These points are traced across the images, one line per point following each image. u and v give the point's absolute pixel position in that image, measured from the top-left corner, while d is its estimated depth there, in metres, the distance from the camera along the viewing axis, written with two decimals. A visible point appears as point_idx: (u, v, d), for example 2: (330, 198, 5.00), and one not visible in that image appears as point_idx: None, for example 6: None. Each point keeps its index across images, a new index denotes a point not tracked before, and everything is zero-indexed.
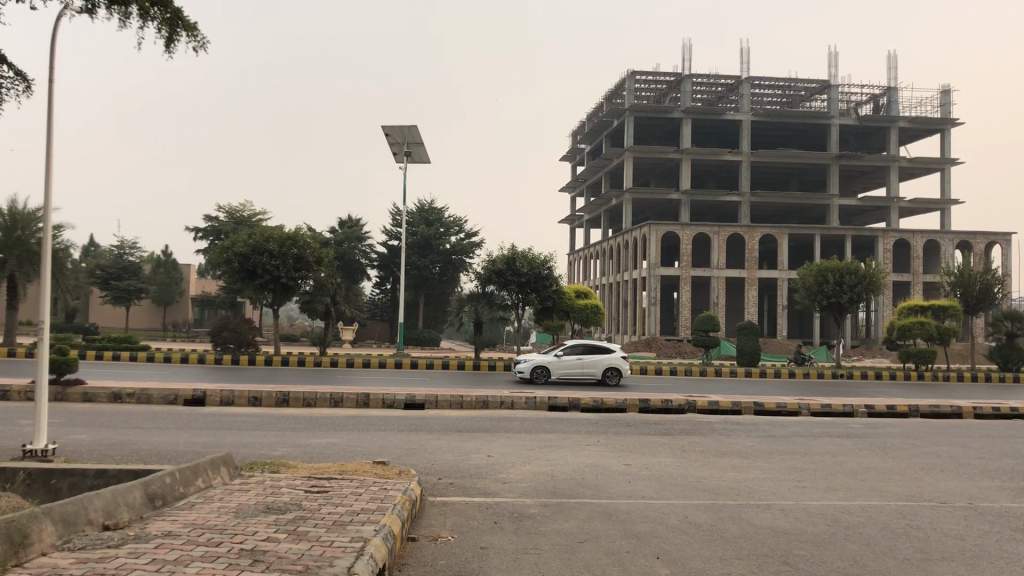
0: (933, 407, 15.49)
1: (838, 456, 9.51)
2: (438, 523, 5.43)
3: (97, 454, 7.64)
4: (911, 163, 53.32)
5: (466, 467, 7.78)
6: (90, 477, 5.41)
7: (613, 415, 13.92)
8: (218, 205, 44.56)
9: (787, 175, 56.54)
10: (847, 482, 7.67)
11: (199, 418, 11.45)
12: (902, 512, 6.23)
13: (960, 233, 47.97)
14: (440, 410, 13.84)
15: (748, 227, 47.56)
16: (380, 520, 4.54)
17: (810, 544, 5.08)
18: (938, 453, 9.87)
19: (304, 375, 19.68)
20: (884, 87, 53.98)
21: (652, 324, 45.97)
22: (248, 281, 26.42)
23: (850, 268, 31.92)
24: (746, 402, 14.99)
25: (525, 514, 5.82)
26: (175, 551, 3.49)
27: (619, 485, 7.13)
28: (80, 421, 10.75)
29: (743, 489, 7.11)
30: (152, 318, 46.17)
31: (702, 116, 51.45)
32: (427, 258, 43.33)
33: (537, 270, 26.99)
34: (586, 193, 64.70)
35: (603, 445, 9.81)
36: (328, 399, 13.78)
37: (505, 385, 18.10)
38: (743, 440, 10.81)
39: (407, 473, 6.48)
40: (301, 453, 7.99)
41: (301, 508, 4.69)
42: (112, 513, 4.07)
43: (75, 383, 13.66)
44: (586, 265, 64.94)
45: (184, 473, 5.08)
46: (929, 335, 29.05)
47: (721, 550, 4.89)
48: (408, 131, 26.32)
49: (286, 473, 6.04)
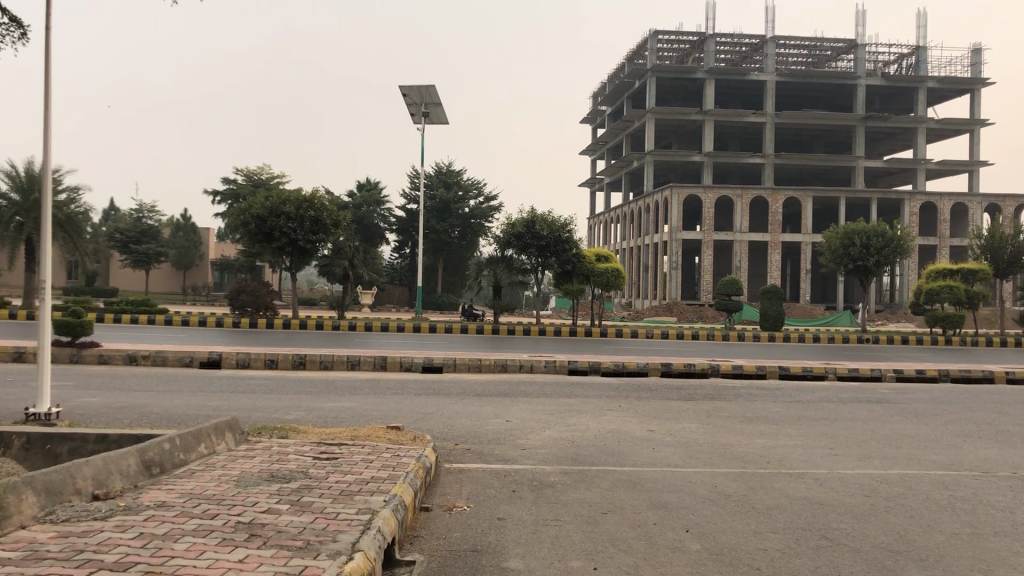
0: (964, 371, 15.05)
1: (869, 421, 9.18)
2: (453, 491, 5.17)
3: (107, 417, 7.44)
4: (940, 124, 52.19)
5: (485, 433, 7.51)
6: (91, 442, 5.18)
7: (634, 378, 13.65)
8: (236, 168, 44.23)
9: (812, 136, 55.55)
10: (883, 450, 7.33)
11: (215, 381, 11.31)
12: (945, 482, 5.89)
13: (989, 196, 47.04)
14: (458, 373, 13.62)
15: (772, 190, 46.76)
16: (391, 490, 4.25)
17: (849, 517, 4.75)
18: (975, 420, 9.50)
19: (321, 338, 19.49)
20: (912, 47, 52.72)
21: (673, 289, 45.50)
22: (265, 244, 26.17)
23: (876, 230, 31.31)
24: (770, 367, 14.63)
25: (546, 481, 5.54)
26: (166, 525, 3.22)
27: (643, 452, 6.84)
28: (92, 384, 10.57)
29: (774, 457, 6.80)
30: (171, 282, 46.27)
31: (725, 76, 50.49)
32: (446, 222, 43.03)
33: (557, 233, 26.57)
34: (606, 156, 63.91)
35: (626, 409, 9.51)
36: (345, 362, 13.56)
37: (524, 349, 17.86)
38: (770, 405, 10.48)
39: (422, 439, 6.20)
40: (315, 417, 7.76)
41: (307, 477, 4.43)
42: (102, 481, 3.79)
43: (91, 345, 13.59)
44: (606, 228, 64.45)
45: (185, 438, 4.82)
46: (958, 300, 28.39)
47: (754, 523, 4.56)
48: (426, 91, 25.85)
49: (296, 438, 5.77)
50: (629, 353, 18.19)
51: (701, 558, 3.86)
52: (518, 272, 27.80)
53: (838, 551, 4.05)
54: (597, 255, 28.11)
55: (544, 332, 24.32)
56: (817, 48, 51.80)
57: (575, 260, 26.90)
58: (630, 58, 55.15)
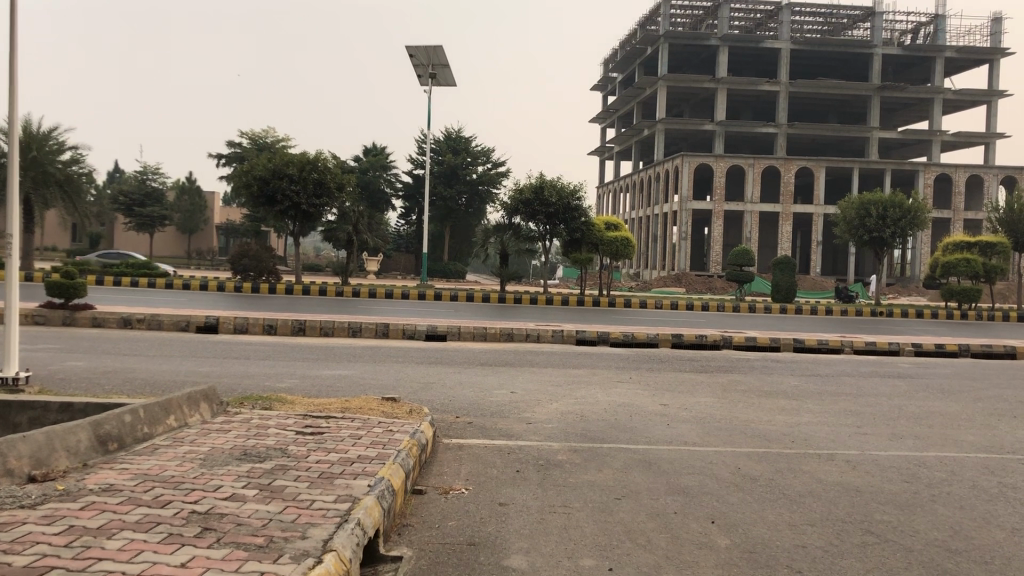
0: (986, 347, 14.50)
1: (895, 398, 8.66)
2: (451, 471, 4.67)
3: (83, 383, 6.96)
4: (957, 95, 51.12)
5: (487, 404, 7.04)
6: (53, 411, 4.68)
7: (645, 349, 13.14)
8: (240, 132, 43.53)
9: (826, 106, 54.56)
10: (913, 429, 6.84)
11: (207, 346, 10.84)
12: (989, 467, 5.38)
13: (1006, 169, 46.21)
14: (463, 341, 13.11)
15: (785, 159, 45.86)
16: (378, 471, 3.74)
17: (893, 508, 4.23)
18: (1003, 397, 8.98)
19: (327, 304, 18.96)
20: (931, 15, 51.51)
21: (682, 259, 44.87)
22: (267, 208, 25.65)
23: (894, 201, 30.57)
24: (785, 339, 14.10)
25: (553, 460, 5.04)
26: (104, 515, 2.72)
27: (658, 428, 6.34)
28: (81, 347, 10.15)
29: (798, 436, 6.28)
30: (176, 246, 45.81)
31: (740, 43, 49.46)
32: (453, 189, 42.43)
33: (566, 200, 25.93)
34: (616, 124, 62.94)
35: (637, 382, 9.02)
36: (346, 329, 13.07)
37: (530, 318, 17.33)
38: (787, 379, 10.00)
39: (419, 412, 5.69)
40: (308, 385, 7.29)
41: (285, 456, 3.92)
42: (43, 460, 3.31)
43: (84, 308, 13.09)
44: (615, 198, 63.62)
45: (152, 410, 4.32)
46: (976, 273, 27.61)
47: (787, 513, 4.05)
48: (433, 52, 25.16)
49: (280, 410, 5.27)
50: (639, 323, 17.68)
51: (728, 557, 3.36)
52: (525, 239, 27.10)
53: (885, 548, 3.55)
54: (607, 223, 27.38)
55: (553, 302, 23.76)
56: (834, 16, 50.70)
57: (584, 228, 26.27)
58: (642, 24, 53.99)
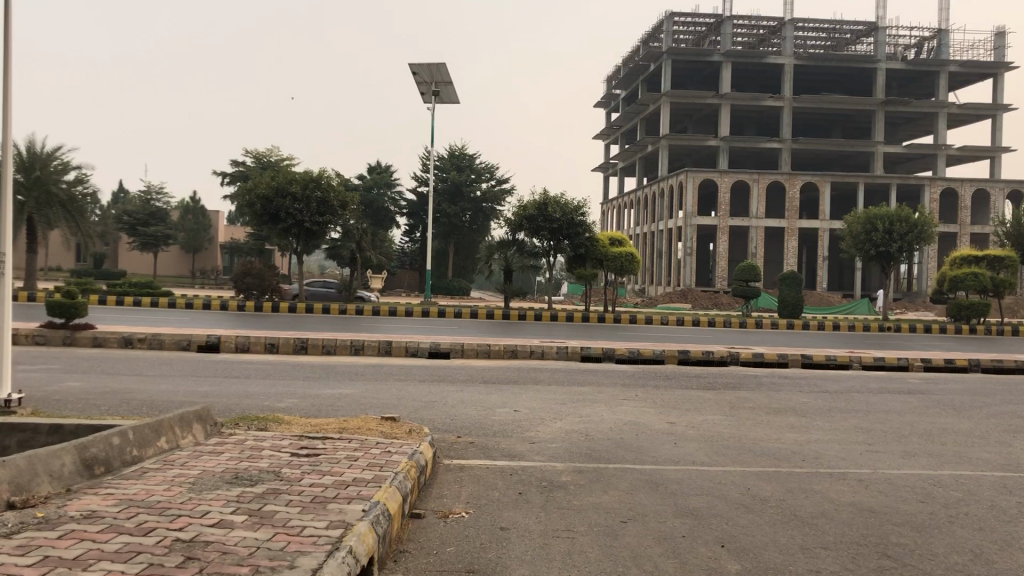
0: (996, 361, 14.29)
1: (906, 414, 8.49)
2: (451, 493, 4.53)
3: (79, 402, 6.84)
4: (961, 109, 51.01)
5: (489, 423, 6.89)
6: (43, 433, 4.56)
7: (651, 365, 12.99)
8: (245, 151, 43.58)
9: (830, 122, 54.52)
10: (925, 446, 6.67)
11: (206, 364, 10.71)
12: (1005, 486, 5.21)
13: (1011, 183, 46.03)
14: (467, 359, 12.98)
15: (789, 174, 45.78)
16: (374, 496, 3.59)
17: (908, 530, 4.08)
18: (1016, 413, 8.79)
19: (330, 322, 18.79)
20: (933, 30, 51.49)
21: (687, 275, 44.73)
22: (271, 225, 25.59)
23: (900, 215, 30.36)
24: (793, 354, 13.93)
25: (556, 482, 4.89)
26: (82, 545, 2.58)
27: (664, 447, 6.19)
28: (81, 367, 10.03)
29: (808, 454, 6.13)
30: (180, 265, 45.80)
31: (743, 59, 49.46)
32: (457, 207, 42.41)
33: (570, 216, 25.82)
34: (620, 140, 62.94)
35: (642, 399, 8.87)
36: (349, 346, 12.94)
37: (534, 335, 17.16)
38: (796, 395, 9.84)
39: (418, 432, 5.55)
40: (308, 405, 7.16)
41: (278, 479, 3.79)
42: (24, 485, 3.19)
43: (84, 328, 12.98)
44: (619, 214, 63.55)
45: (141, 431, 4.19)
46: (983, 287, 27.39)
47: (799, 536, 3.91)
48: (437, 69, 25.11)
49: (275, 431, 5.13)
50: (644, 339, 17.54)
51: None
52: (530, 256, 26.96)
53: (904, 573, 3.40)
54: (612, 239, 27.31)
55: (557, 318, 23.61)
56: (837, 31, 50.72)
57: (587, 244, 26.14)
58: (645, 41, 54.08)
